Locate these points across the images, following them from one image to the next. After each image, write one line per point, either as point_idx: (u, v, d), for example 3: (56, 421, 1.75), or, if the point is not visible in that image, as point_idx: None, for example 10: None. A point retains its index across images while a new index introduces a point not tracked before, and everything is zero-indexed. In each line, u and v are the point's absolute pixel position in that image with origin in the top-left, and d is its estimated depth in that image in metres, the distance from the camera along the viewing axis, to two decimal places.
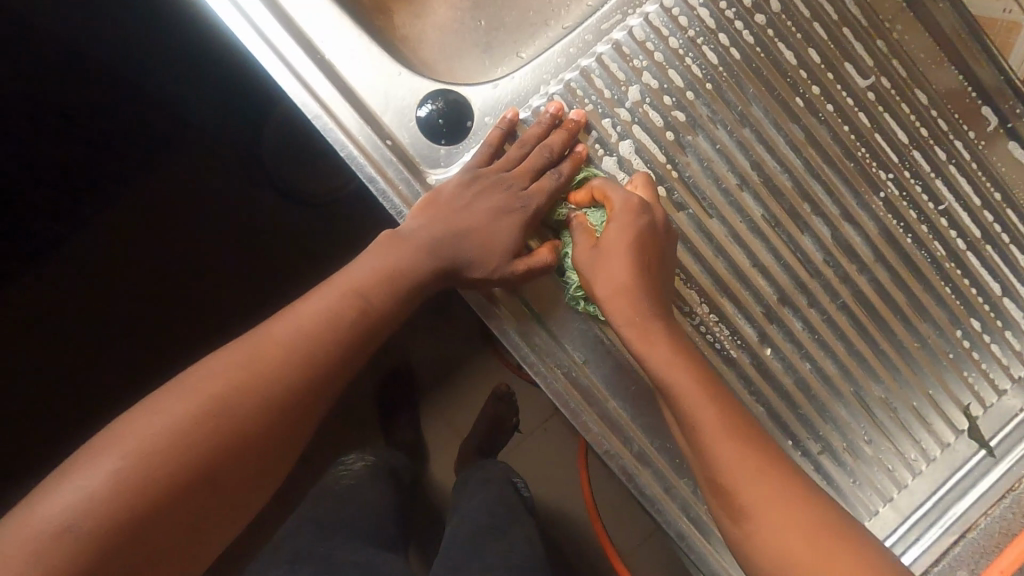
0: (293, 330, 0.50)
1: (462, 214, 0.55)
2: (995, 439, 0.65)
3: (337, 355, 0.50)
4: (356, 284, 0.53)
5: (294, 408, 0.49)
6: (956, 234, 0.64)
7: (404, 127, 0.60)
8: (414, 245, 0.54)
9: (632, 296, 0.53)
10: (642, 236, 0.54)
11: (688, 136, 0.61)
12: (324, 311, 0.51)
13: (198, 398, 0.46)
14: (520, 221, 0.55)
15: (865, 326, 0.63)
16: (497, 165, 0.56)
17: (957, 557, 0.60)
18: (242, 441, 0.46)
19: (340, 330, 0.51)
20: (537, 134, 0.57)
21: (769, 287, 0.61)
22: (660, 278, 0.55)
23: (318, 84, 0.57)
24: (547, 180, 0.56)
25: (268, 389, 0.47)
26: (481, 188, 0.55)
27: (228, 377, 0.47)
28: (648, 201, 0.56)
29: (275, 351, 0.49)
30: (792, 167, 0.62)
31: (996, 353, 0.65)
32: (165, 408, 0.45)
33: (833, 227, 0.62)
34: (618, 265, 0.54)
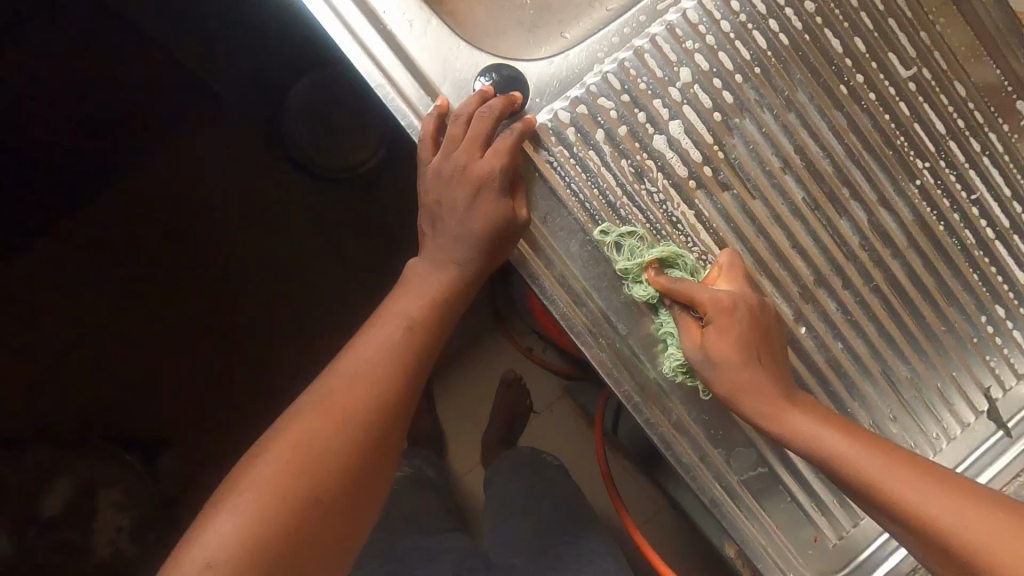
0: (362, 360, 0.55)
1: (450, 212, 0.58)
2: (1013, 422, 0.67)
3: (403, 379, 0.55)
4: (406, 308, 0.58)
5: (379, 434, 0.53)
6: (986, 224, 0.67)
7: (460, 99, 0.61)
8: (435, 262, 0.59)
9: (747, 353, 0.54)
10: (750, 330, 0.55)
11: (735, 118, 0.62)
12: (378, 346, 0.56)
13: (288, 453, 0.49)
14: (494, 189, 0.57)
15: (896, 308, 0.65)
16: (445, 150, 0.57)
17: None
18: (345, 461, 0.51)
19: (398, 355, 0.56)
20: (472, 104, 0.58)
21: (805, 267, 0.64)
22: (769, 345, 0.56)
23: (380, 52, 0.58)
24: (503, 142, 0.57)
25: (350, 422, 0.52)
26: (443, 177, 0.57)
27: (309, 424, 0.51)
28: (739, 295, 0.56)
29: (345, 389, 0.53)
30: (833, 152, 0.64)
31: (1018, 339, 0.68)
32: (270, 453, 0.50)
33: (869, 212, 0.64)
34: (739, 363, 0.54)
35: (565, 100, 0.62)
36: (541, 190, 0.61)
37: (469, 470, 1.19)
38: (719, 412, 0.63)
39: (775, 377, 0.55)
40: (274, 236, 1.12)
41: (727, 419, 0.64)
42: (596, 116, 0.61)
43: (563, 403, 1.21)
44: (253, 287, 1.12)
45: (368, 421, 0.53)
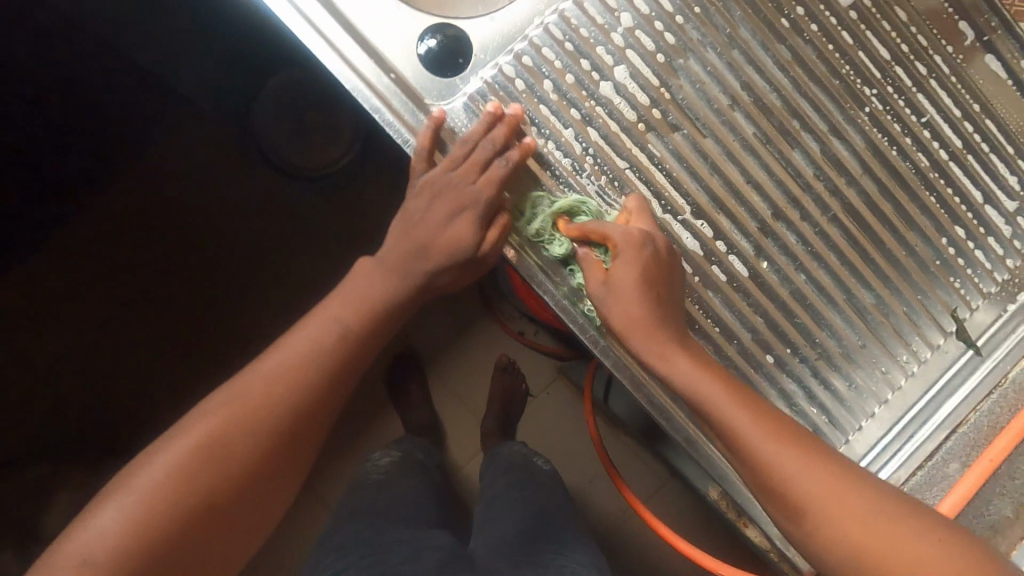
0: (289, 360, 0.56)
1: (427, 223, 0.58)
2: (982, 340, 0.68)
3: (323, 386, 0.56)
4: (340, 310, 0.59)
5: (276, 446, 0.54)
6: (938, 145, 0.67)
7: (406, 60, 0.62)
8: (389, 266, 0.60)
9: (638, 322, 0.55)
10: (649, 266, 0.55)
11: (679, 60, 0.63)
12: (294, 358, 0.56)
13: (196, 449, 0.51)
14: (475, 213, 0.57)
15: (856, 237, 0.66)
16: (442, 166, 0.57)
17: (952, 451, 0.66)
18: (252, 456, 0.53)
19: (313, 367, 0.56)
20: (479, 131, 0.57)
21: (762, 202, 0.64)
22: (652, 287, 0.55)
23: (319, 18, 0.58)
24: (495, 171, 0.57)
25: (250, 433, 0.53)
26: (430, 193, 0.58)
27: (207, 429, 0.52)
28: (648, 232, 0.57)
29: (252, 399, 0.54)
30: (780, 86, 0.64)
31: (981, 259, 0.68)
32: (176, 446, 0.51)
33: (822, 142, 0.65)
34: (631, 291, 0.55)
35: (509, 53, 0.62)
36: None
37: (463, 452, 1.19)
38: None
39: (648, 277, 0.55)
40: (250, 233, 1.12)
41: None
42: (541, 67, 0.62)
43: (554, 383, 1.21)
44: (232, 285, 1.12)
45: (267, 433, 0.54)
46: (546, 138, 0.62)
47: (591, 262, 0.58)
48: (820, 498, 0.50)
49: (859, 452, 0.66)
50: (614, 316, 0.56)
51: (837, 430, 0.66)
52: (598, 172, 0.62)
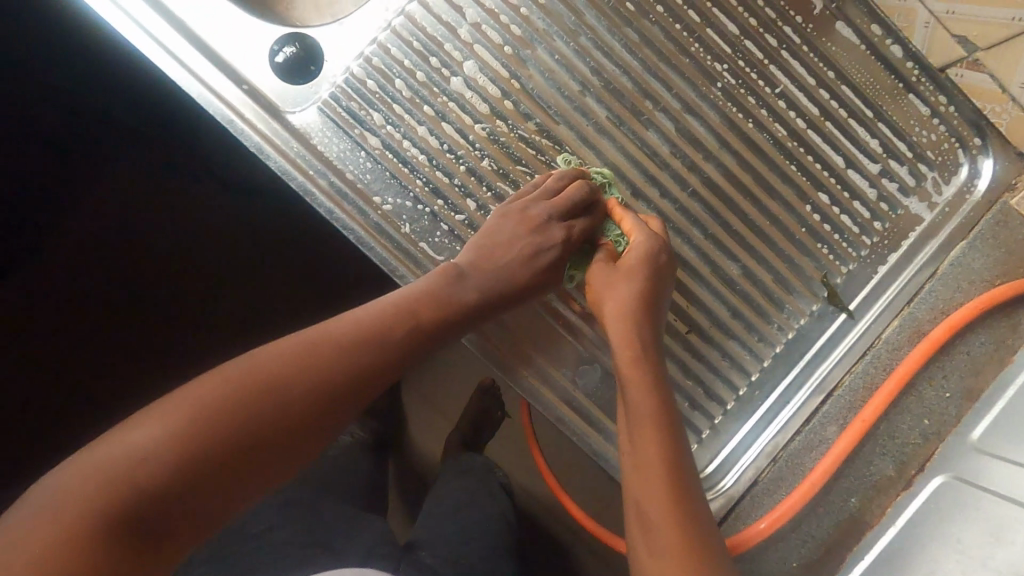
0: (342, 345, 0.47)
1: (502, 247, 0.56)
2: (855, 303, 0.69)
3: (363, 387, 0.47)
4: (415, 300, 0.52)
5: (284, 448, 0.44)
6: (795, 115, 0.68)
7: (261, 71, 0.64)
8: (474, 281, 0.55)
9: (626, 323, 0.54)
10: (656, 275, 0.56)
11: (527, 50, 0.65)
12: (328, 353, 0.46)
13: (200, 417, 0.41)
14: (559, 253, 0.57)
15: (716, 210, 0.67)
16: (534, 197, 0.58)
17: (828, 415, 0.68)
18: (258, 447, 0.42)
19: (341, 360, 0.46)
20: (569, 176, 0.60)
21: (620, 183, 0.66)
22: (652, 296, 0.56)
23: (167, 38, 0.60)
24: (581, 217, 0.58)
25: (250, 422, 0.42)
26: (520, 221, 0.57)
27: (221, 397, 0.42)
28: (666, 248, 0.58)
29: (258, 387, 0.43)
30: (630, 69, 0.66)
31: (848, 224, 0.69)
32: (177, 409, 0.41)
33: (675, 120, 0.66)
34: (622, 287, 0.55)
35: (360, 57, 0.64)
36: (345, 144, 0.64)
37: None
38: (557, 333, 0.66)
39: (645, 280, 0.56)
40: None
41: (566, 339, 0.66)
42: (392, 68, 0.64)
43: None
44: None
45: (269, 431, 0.43)
46: (402, 136, 0.64)
47: (599, 261, 0.58)
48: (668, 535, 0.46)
49: (737, 420, 0.68)
50: (608, 312, 0.55)
51: (714, 401, 0.68)
52: (456, 165, 0.64)
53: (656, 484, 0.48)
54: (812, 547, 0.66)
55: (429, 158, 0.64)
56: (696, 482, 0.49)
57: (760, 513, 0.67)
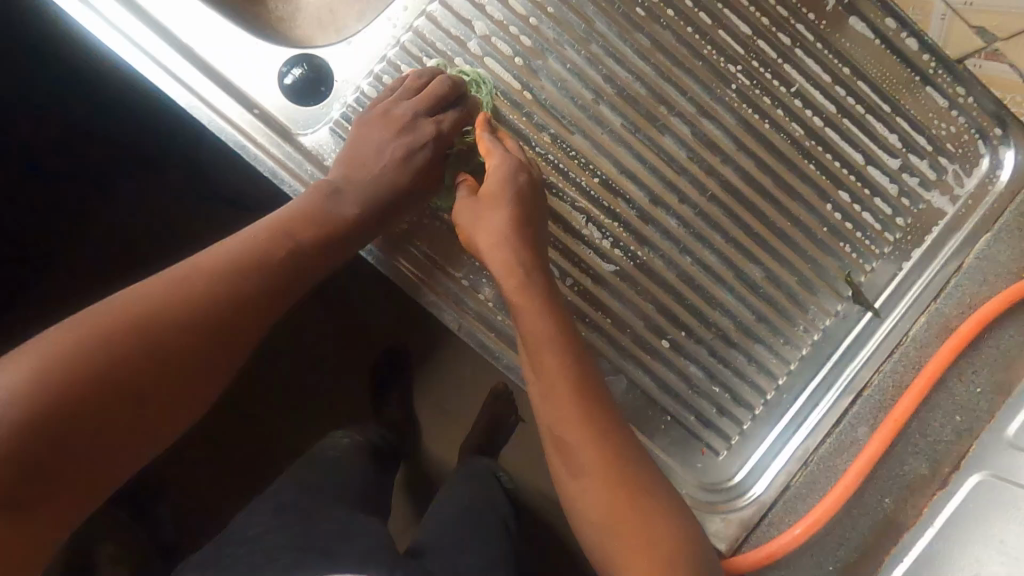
0: (223, 255, 0.46)
1: (375, 160, 0.55)
2: (880, 301, 0.68)
3: (255, 294, 0.46)
4: (291, 213, 0.50)
5: (172, 362, 0.42)
6: (811, 113, 0.67)
7: (272, 95, 0.63)
8: (349, 194, 0.53)
9: (498, 247, 0.52)
10: (517, 190, 0.54)
11: (538, 61, 0.64)
12: (207, 267, 0.45)
13: (63, 344, 0.39)
14: (428, 149, 0.57)
15: (736, 213, 0.66)
16: (393, 101, 0.57)
17: (858, 416, 0.67)
18: (140, 364, 0.40)
19: (202, 300, 0.43)
20: (410, 88, 0.58)
21: (639, 191, 0.65)
22: (521, 212, 0.54)
23: (177, 66, 0.60)
24: (447, 112, 0.58)
25: (99, 379, 0.39)
26: (382, 129, 0.56)
27: (85, 322, 0.40)
28: (523, 164, 0.55)
29: (126, 314, 0.41)
30: (644, 75, 0.65)
31: (870, 221, 0.68)
32: (38, 346, 0.39)
33: (691, 124, 0.65)
34: (492, 210, 0.53)
35: (369, 75, 0.64)
36: None
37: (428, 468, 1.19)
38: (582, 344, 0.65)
39: (509, 197, 0.53)
40: None
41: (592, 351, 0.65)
42: None
43: None
44: None
45: (153, 346, 0.41)
46: None
47: (461, 192, 0.56)
48: (598, 471, 0.47)
49: (767, 424, 0.67)
50: (478, 240, 0.53)
51: (742, 406, 0.67)
52: None
53: (563, 409, 0.48)
54: (848, 550, 0.65)
55: None
56: (603, 392, 0.50)
57: (794, 518, 0.66)
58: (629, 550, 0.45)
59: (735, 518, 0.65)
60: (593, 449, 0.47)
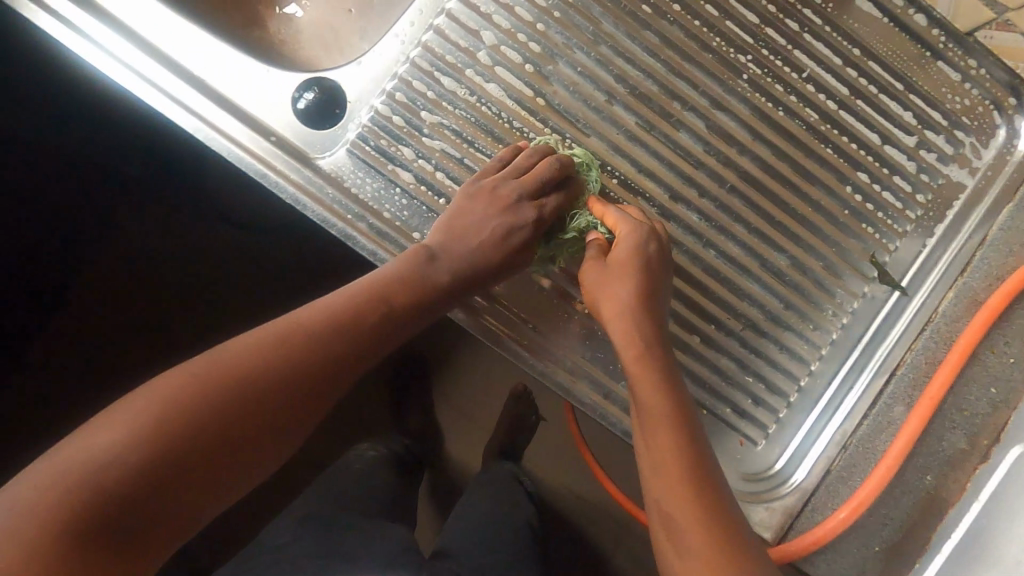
0: (318, 322, 0.47)
1: (477, 228, 0.56)
2: (906, 280, 0.68)
3: (342, 361, 0.47)
4: (385, 278, 0.51)
5: (260, 422, 0.43)
6: (824, 97, 0.67)
7: (286, 121, 0.63)
8: (447, 260, 0.54)
9: (624, 315, 0.53)
10: (648, 262, 0.55)
11: (548, 66, 0.64)
12: (305, 333, 0.46)
13: (173, 398, 0.41)
14: (530, 229, 0.57)
15: (755, 202, 0.66)
16: (502, 174, 0.57)
17: (893, 395, 0.67)
18: (234, 424, 0.42)
19: (297, 358, 0.45)
20: (526, 163, 0.58)
21: (658, 188, 0.65)
22: (651, 283, 0.55)
23: (191, 100, 0.60)
24: (554, 195, 0.58)
25: (206, 428, 0.41)
26: (491, 203, 0.56)
27: (194, 375, 0.42)
28: (652, 234, 0.57)
29: (230, 371, 0.43)
30: (654, 71, 0.65)
31: (890, 200, 0.68)
32: (150, 394, 0.41)
33: (705, 118, 0.65)
34: (619, 277, 0.54)
35: (381, 93, 0.64)
36: (379, 183, 0.63)
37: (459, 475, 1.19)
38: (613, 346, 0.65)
39: (642, 268, 0.54)
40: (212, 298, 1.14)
41: None
42: (416, 100, 0.63)
43: None
44: None
45: (248, 406, 0.43)
46: (434, 168, 0.63)
47: (589, 256, 0.56)
48: (688, 518, 0.46)
49: (802, 410, 0.67)
50: (602, 309, 0.54)
51: (776, 394, 0.67)
52: None
53: (666, 462, 0.47)
54: (892, 530, 0.65)
55: None
56: (707, 455, 0.49)
57: (837, 502, 0.66)
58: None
59: (777, 506, 0.65)
60: (687, 502, 0.46)
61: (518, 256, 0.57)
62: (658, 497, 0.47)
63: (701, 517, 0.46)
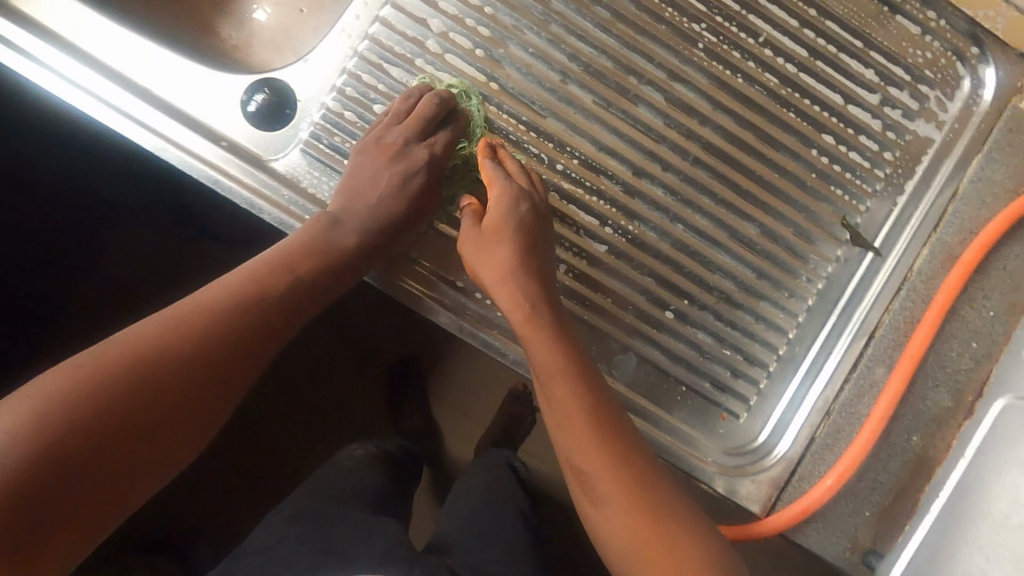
0: (225, 296, 0.46)
1: (373, 188, 0.57)
2: (880, 240, 0.67)
3: (256, 333, 0.46)
4: (292, 250, 0.51)
5: (170, 400, 0.41)
6: (784, 60, 0.66)
7: (237, 125, 0.62)
8: (349, 223, 0.55)
9: (507, 282, 0.52)
10: (523, 221, 0.54)
11: (499, 49, 0.63)
12: (212, 304, 0.45)
13: (69, 380, 0.39)
14: (426, 177, 0.58)
15: (721, 172, 0.65)
16: (388, 122, 0.58)
17: (874, 357, 0.66)
18: (138, 402, 0.40)
19: (207, 329, 0.44)
20: (404, 108, 0.58)
21: (620, 166, 0.64)
22: (530, 241, 0.54)
23: (139, 111, 0.59)
24: (440, 136, 0.58)
25: (103, 408, 0.39)
26: (378, 154, 0.57)
27: (92, 357, 0.40)
28: (529, 195, 0.56)
29: (129, 349, 0.41)
30: (608, 47, 0.64)
31: (858, 160, 0.67)
32: (46, 381, 0.39)
33: (664, 90, 0.64)
34: (497, 244, 0.53)
35: (332, 90, 0.63)
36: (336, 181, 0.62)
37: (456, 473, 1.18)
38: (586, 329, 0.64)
39: (520, 229, 0.53)
40: None
41: (597, 333, 0.64)
42: (367, 95, 0.62)
43: None
44: None
45: (155, 383, 0.41)
46: None
47: (466, 222, 0.55)
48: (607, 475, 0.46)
49: (782, 380, 0.67)
50: (485, 277, 0.53)
51: (756, 365, 0.66)
52: None
53: (573, 426, 0.48)
54: (882, 493, 0.65)
55: None
56: (611, 408, 0.50)
57: (823, 470, 0.65)
58: (640, 534, 0.45)
59: (764, 478, 0.65)
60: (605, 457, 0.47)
61: (418, 211, 0.58)
62: (576, 457, 0.47)
63: (620, 471, 0.47)
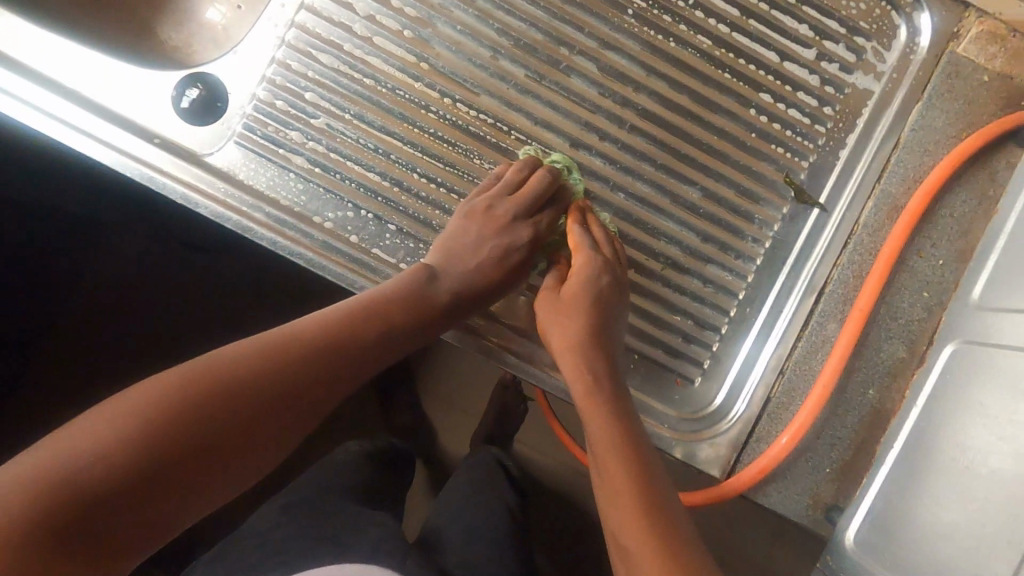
0: (311, 343, 0.49)
1: (470, 245, 0.57)
2: (825, 195, 0.67)
3: (325, 385, 0.48)
4: (384, 296, 0.53)
5: (240, 435, 0.45)
6: (715, 21, 0.65)
7: (168, 121, 0.62)
8: (444, 275, 0.56)
9: (577, 347, 0.54)
10: (601, 300, 0.56)
11: (427, 29, 0.63)
12: (300, 350, 0.48)
13: (169, 398, 0.43)
14: (526, 250, 0.58)
15: (660, 138, 0.65)
16: (495, 192, 0.58)
17: (825, 313, 0.65)
18: (213, 428, 0.44)
19: (289, 365, 0.47)
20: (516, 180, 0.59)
21: (558, 138, 0.64)
22: (602, 319, 0.56)
23: (70, 116, 0.60)
24: (544, 215, 0.59)
25: (182, 435, 0.42)
26: (484, 221, 0.58)
27: (192, 380, 0.44)
28: (613, 274, 0.57)
29: (220, 380, 0.45)
30: (537, 20, 0.63)
31: (797, 117, 0.66)
32: (152, 390, 0.43)
33: (596, 59, 0.64)
34: (573, 314, 0.55)
35: (262, 81, 0.62)
36: (273, 171, 0.62)
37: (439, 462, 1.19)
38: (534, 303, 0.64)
39: (598, 307, 0.56)
40: None
41: None
42: (298, 83, 0.62)
43: None
44: None
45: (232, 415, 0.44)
46: (326, 148, 0.62)
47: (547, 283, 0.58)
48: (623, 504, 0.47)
49: (735, 342, 0.66)
50: (554, 340, 0.55)
51: (708, 329, 0.66)
52: (387, 163, 0.62)
53: (608, 459, 0.49)
54: (842, 449, 0.64)
55: (360, 164, 0.62)
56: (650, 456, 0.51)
57: (780, 429, 0.64)
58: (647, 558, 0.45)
59: (722, 441, 0.65)
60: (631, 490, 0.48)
61: (512, 282, 0.59)
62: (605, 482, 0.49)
63: (638, 508, 0.47)
